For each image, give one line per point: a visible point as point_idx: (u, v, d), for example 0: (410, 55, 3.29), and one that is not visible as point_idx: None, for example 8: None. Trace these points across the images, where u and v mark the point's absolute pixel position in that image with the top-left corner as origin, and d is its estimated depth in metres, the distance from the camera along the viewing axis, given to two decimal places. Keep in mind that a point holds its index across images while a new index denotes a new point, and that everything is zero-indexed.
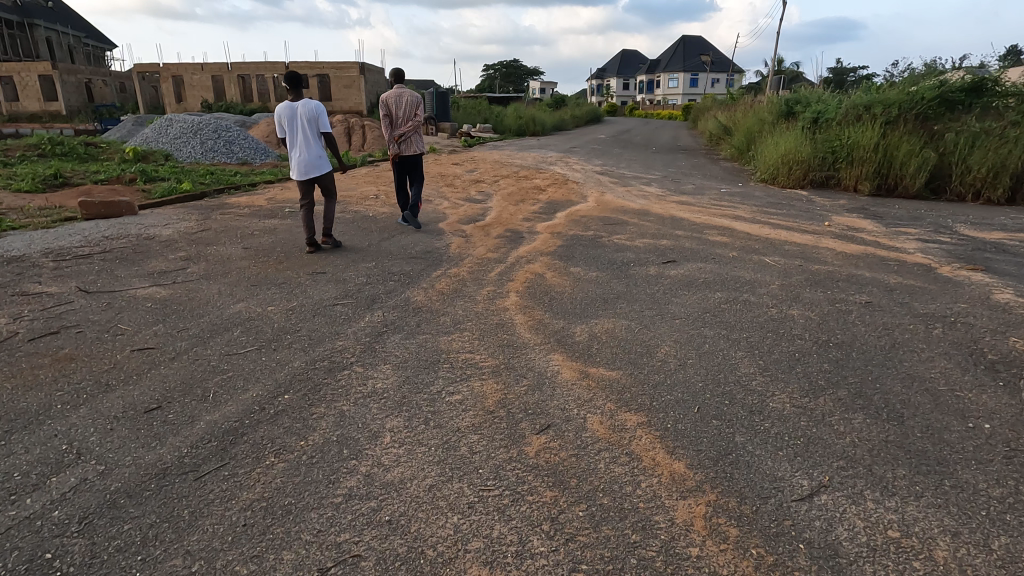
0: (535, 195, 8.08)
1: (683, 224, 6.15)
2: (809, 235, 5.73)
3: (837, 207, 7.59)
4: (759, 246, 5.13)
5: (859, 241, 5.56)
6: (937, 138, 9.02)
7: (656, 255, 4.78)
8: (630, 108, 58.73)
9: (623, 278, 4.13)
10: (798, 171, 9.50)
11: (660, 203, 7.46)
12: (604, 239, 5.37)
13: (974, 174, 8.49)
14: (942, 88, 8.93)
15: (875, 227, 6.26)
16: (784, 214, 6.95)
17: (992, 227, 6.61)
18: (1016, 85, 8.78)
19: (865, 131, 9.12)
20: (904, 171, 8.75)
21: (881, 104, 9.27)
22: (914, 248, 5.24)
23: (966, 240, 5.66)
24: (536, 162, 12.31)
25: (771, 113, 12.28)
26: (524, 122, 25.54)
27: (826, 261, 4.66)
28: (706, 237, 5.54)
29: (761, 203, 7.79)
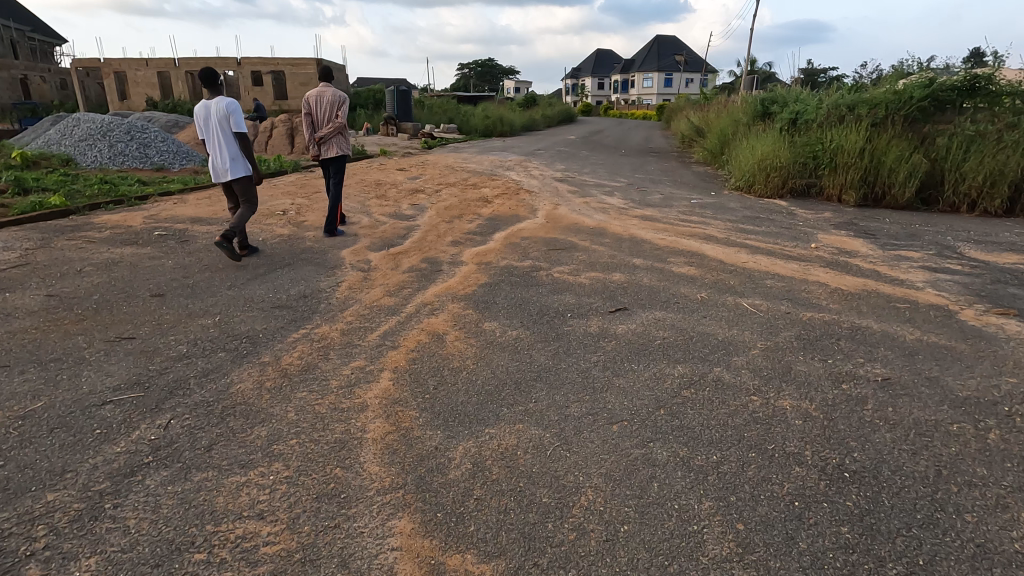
0: (478, 208, 6.97)
1: (644, 247, 5.09)
2: (794, 263, 4.73)
3: (822, 222, 6.66)
4: (734, 282, 4.09)
5: (853, 271, 4.58)
6: (926, 142, 8.17)
7: (604, 298, 3.70)
8: (604, 108, 58.06)
9: (553, 338, 3.03)
10: (776, 178, 8.53)
11: (620, 218, 6.42)
12: (543, 272, 4.29)
13: (969, 183, 7.66)
14: (931, 87, 8.07)
15: (869, 249, 5.31)
16: (762, 231, 5.96)
17: (999, 247, 5.75)
18: (1011, 84, 7.96)
19: (850, 135, 8.21)
20: (893, 179, 7.88)
21: (866, 103, 8.43)
22: (922, 281, 4.27)
23: (980, 268, 4.73)
24: (492, 168, 11.15)
25: (745, 114, 11.36)
26: (492, 122, 24.42)
27: (820, 305, 3.65)
28: (670, 266, 4.49)
29: (736, 216, 6.81)
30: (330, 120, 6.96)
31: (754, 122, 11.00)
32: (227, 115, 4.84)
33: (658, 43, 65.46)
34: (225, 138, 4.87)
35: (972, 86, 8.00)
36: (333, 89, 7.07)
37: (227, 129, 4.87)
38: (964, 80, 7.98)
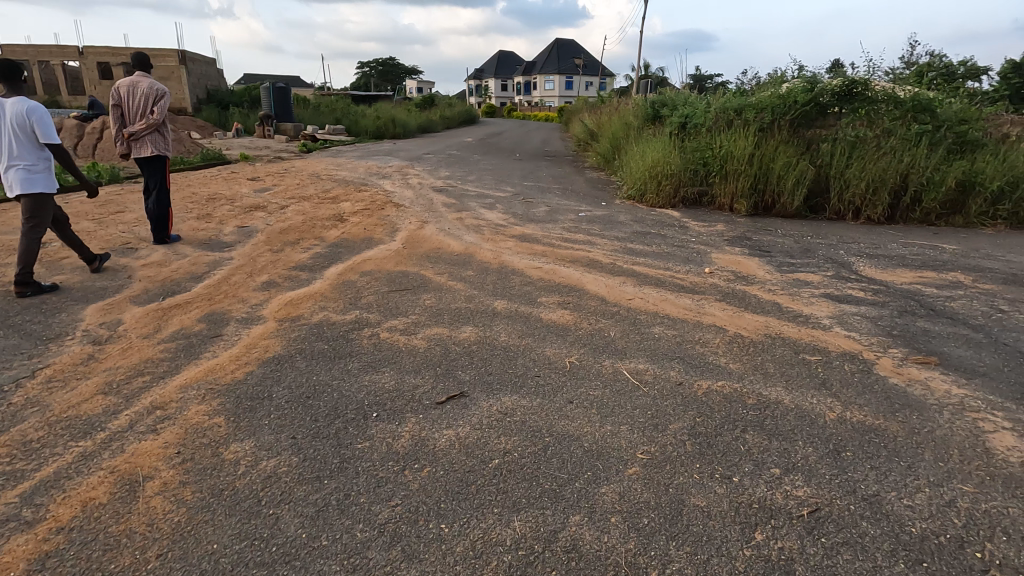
0: (324, 230, 5.71)
1: (514, 282, 4.13)
2: (686, 297, 3.97)
3: (715, 237, 6.11)
4: (613, 334, 3.22)
5: (753, 305, 3.89)
6: (811, 148, 7.98)
7: (438, 374, 2.65)
8: (508, 111, 57.83)
9: (332, 471, 1.92)
10: (668, 186, 7.97)
11: (495, 240, 5.47)
12: (369, 329, 3.18)
13: (853, 190, 7.49)
14: (813, 91, 7.87)
15: (766, 272, 4.72)
16: (653, 252, 5.24)
17: (890, 261, 5.42)
18: (885, 89, 7.94)
19: (738, 140, 7.83)
20: (782, 187, 7.56)
21: (753, 107, 8.12)
22: (827, 318, 3.65)
23: (882, 292, 4.23)
24: (365, 176, 9.84)
25: (636, 117, 10.91)
26: (383, 123, 22.87)
27: (717, 367, 2.84)
28: (539, 311, 3.55)
29: (626, 233, 6.09)
30: (145, 116, 5.38)
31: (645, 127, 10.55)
32: (28, 121, 3.63)
33: (558, 46, 66.34)
34: (26, 147, 3.65)
35: (850, 91, 7.91)
36: (151, 78, 5.53)
37: (30, 137, 3.67)
38: (842, 86, 7.86)
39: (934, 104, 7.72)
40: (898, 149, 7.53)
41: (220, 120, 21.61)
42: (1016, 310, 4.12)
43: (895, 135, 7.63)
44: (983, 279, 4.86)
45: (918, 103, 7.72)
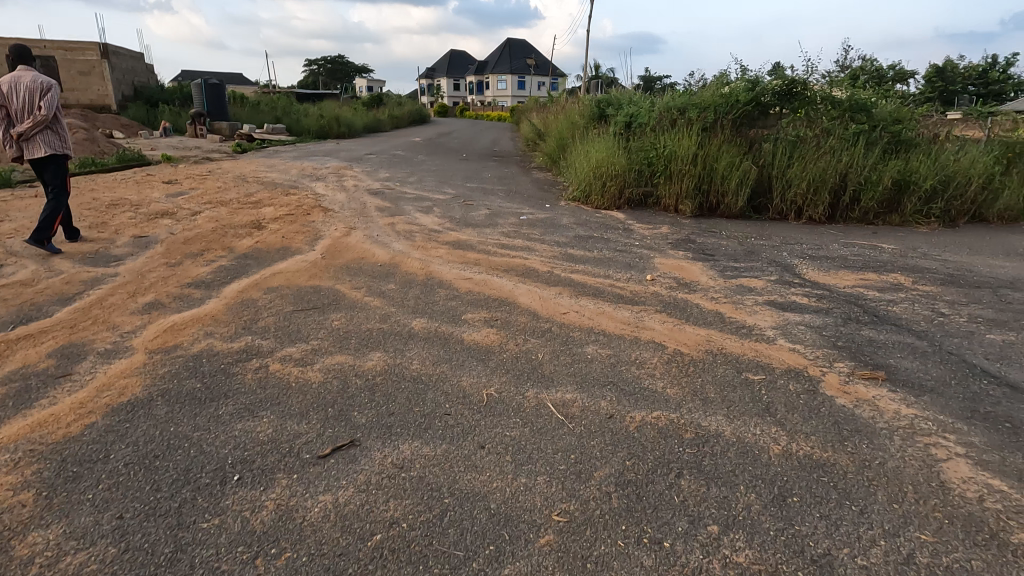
0: (236, 239, 5.16)
1: (438, 297, 3.74)
2: (625, 308, 3.69)
3: (659, 240, 5.90)
4: (541, 357, 2.88)
5: (694, 316, 3.63)
6: (753, 148, 7.93)
7: (329, 415, 2.23)
8: (460, 110, 57.25)
9: (160, 567, 1.50)
10: (612, 187, 7.74)
11: (426, 247, 5.06)
12: (260, 359, 2.73)
13: (795, 190, 7.46)
14: (754, 90, 7.82)
15: (709, 278, 4.51)
16: (594, 259, 4.96)
17: (832, 263, 5.33)
18: (823, 89, 7.97)
19: (682, 140, 7.69)
20: (726, 187, 7.47)
21: (696, 107, 8.00)
22: (771, 329, 3.43)
23: (825, 298, 4.07)
24: (297, 178, 9.24)
25: (582, 117, 10.70)
26: (327, 122, 21.99)
27: (653, 394, 2.54)
28: (461, 330, 3.17)
29: (568, 237, 5.79)
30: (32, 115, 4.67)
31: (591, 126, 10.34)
32: None
33: (509, 46, 66.15)
34: None
35: (790, 91, 7.89)
36: (34, 70, 4.80)
37: None
38: (782, 85, 7.84)
39: (869, 104, 7.80)
40: (837, 149, 7.57)
41: (148, 118, 20.25)
42: (956, 313, 4.03)
43: (834, 135, 7.67)
44: (922, 280, 4.81)
45: (854, 103, 7.79)
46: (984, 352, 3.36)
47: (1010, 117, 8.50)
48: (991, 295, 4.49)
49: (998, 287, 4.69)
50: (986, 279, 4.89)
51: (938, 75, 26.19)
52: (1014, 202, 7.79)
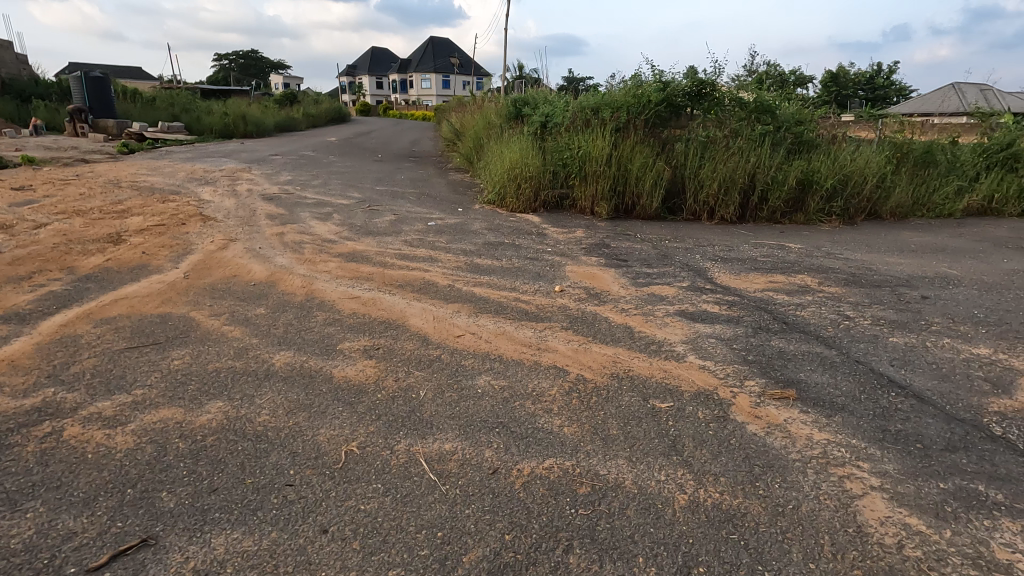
0: (82, 257, 4.38)
1: (314, 322, 3.23)
2: (528, 326, 3.34)
3: (573, 245, 5.65)
4: (422, 394, 2.46)
5: (602, 332, 3.35)
6: (666, 148, 7.90)
7: (125, 501, 1.71)
8: (384, 109, 55.66)
9: None
10: (527, 189, 7.45)
11: (314, 261, 4.51)
12: (57, 421, 2.14)
13: (707, 191, 7.48)
14: (666, 90, 7.79)
15: (620, 287, 4.28)
16: (501, 268, 4.60)
17: (742, 266, 5.28)
18: (731, 90, 8.08)
19: (596, 141, 7.53)
20: (641, 188, 7.37)
21: (608, 106, 7.87)
22: (681, 344, 3.20)
23: (736, 305, 3.93)
24: (182, 182, 8.29)
25: (498, 116, 10.38)
26: (232, 120, 20.44)
27: (548, 436, 2.18)
28: (331, 365, 2.70)
29: (476, 244, 5.41)
30: None
31: (507, 126, 10.04)
32: None
33: (432, 44, 65.11)
34: None
35: (699, 91, 7.95)
36: None
37: None
38: (692, 86, 7.86)
39: (772, 106, 7.96)
40: (745, 150, 7.68)
41: (17, 114, 17.94)
42: (860, 316, 4.01)
43: (742, 136, 7.79)
44: (827, 280, 4.83)
45: (760, 104, 7.95)
46: (888, 357, 3.29)
47: (897, 119, 9.00)
48: (891, 294, 4.54)
49: (896, 285, 4.77)
50: (885, 277, 4.98)
51: (832, 80, 28.17)
52: (904, 200, 8.23)
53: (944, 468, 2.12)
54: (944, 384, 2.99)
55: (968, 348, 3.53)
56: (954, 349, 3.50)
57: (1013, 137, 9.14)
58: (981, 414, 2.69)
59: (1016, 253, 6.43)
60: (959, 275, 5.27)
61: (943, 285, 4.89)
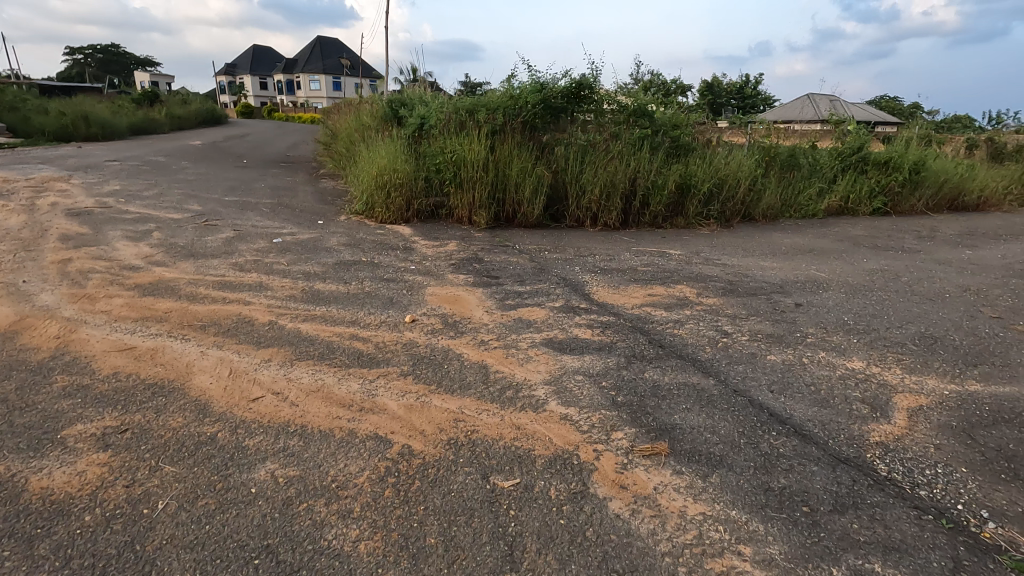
0: None
1: (42, 394, 2.32)
2: (355, 375, 2.65)
3: (441, 261, 5.04)
4: (159, 508, 1.70)
5: (449, 377, 2.73)
6: (546, 152, 7.54)
7: None
8: (268, 111, 51.99)
9: None
10: (398, 198, 6.73)
11: (96, 297, 3.52)
12: None
13: (589, 196, 7.21)
14: (543, 92, 7.44)
15: (486, 311, 3.72)
16: (345, 295, 3.86)
17: (621, 278, 4.96)
18: (609, 93, 7.91)
19: (471, 145, 6.98)
20: (521, 195, 6.96)
21: (484, 108, 7.36)
22: (542, 386, 2.68)
23: (610, 329, 3.50)
24: None
25: (373, 118, 9.56)
26: (71, 119, 17.66)
27: (334, 564, 1.54)
28: (33, 468, 1.85)
29: (325, 264, 4.62)
30: None
31: (382, 128, 9.25)
32: None
33: (318, 44, 61.92)
34: None
35: (579, 94, 7.68)
36: None
37: None
38: (571, 87, 7.57)
39: (649, 109, 7.99)
40: (624, 154, 7.54)
41: None
42: (738, 331, 3.76)
43: (621, 140, 7.69)
44: (705, 291, 4.61)
45: (638, 108, 7.89)
46: (767, 382, 2.99)
47: (764, 125, 9.34)
48: (766, 303, 4.38)
49: (770, 293, 4.65)
50: (761, 284, 4.86)
51: (708, 89, 30.08)
52: (774, 201, 8.49)
53: (834, 543, 1.75)
54: (823, 412, 2.71)
55: (843, 362, 3.35)
56: (829, 365, 3.29)
57: (863, 141, 9.80)
58: (863, 448, 2.42)
59: (873, 252, 6.74)
60: (827, 277, 5.30)
61: (814, 289, 4.85)
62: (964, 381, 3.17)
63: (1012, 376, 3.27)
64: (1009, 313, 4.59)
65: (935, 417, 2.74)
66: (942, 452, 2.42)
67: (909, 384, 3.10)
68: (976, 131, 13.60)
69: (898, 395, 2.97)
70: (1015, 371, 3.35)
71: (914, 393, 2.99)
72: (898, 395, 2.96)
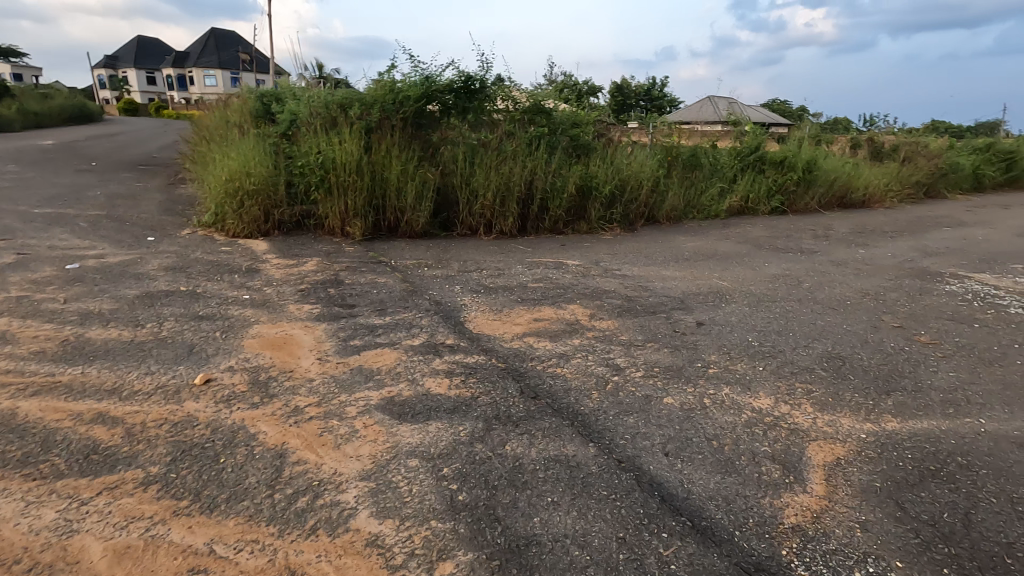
0: None
1: None
2: (58, 497, 1.75)
3: (289, 286, 4.12)
4: None
5: (219, 479, 1.88)
6: (432, 151, 6.74)
7: None
8: (155, 108, 47.34)
9: None
10: (253, 207, 5.69)
11: None
12: None
13: (481, 201, 6.51)
14: (427, 85, 6.64)
15: (319, 358, 2.87)
16: (125, 346, 2.87)
17: (507, 299, 4.27)
18: (502, 88, 7.26)
19: (343, 145, 6.05)
20: (403, 201, 6.14)
21: (358, 102, 6.45)
22: (357, 484, 1.90)
23: (475, 377, 2.77)
24: None
25: (239, 113, 8.33)
26: None
27: None
28: None
29: (122, 299, 3.56)
30: None
31: (249, 125, 8.06)
32: None
33: (212, 35, 57.33)
34: None
35: (469, 88, 7.05)
36: None
37: None
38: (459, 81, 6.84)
39: (546, 107, 7.46)
40: (519, 155, 6.91)
41: None
42: (632, 365, 3.16)
43: (516, 139, 7.06)
44: (599, 312, 4.01)
45: (534, 106, 7.31)
46: (660, 442, 2.39)
47: (665, 123, 9.07)
48: (665, 324, 3.84)
49: (670, 310, 4.14)
50: (661, 300, 4.36)
51: (618, 90, 30.56)
52: (677, 203, 8.21)
53: None
54: (727, 483, 2.13)
55: (749, 401, 2.83)
56: (733, 408, 2.75)
57: (759, 140, 9.83)
58: (777, 541, 1.84)
59: (773, 255, 6.54)
60: (731, 287, 4.90)
61: (716, 303, 4.41)
62: (880, 417, 2.73)
63: (925, 405, 2.89)
64: (908, 319, 4.37)
65: (856, 475, 2.24)
66: (870, 535, 1.90)
67: (822, 427, 2.61)
68: (858, 132, 14.33)
69: (812, 444, 2.46)
70: (928, 398, 2.98)
71: (829, 440, 2.50)
72: (812, 445, 2.46)
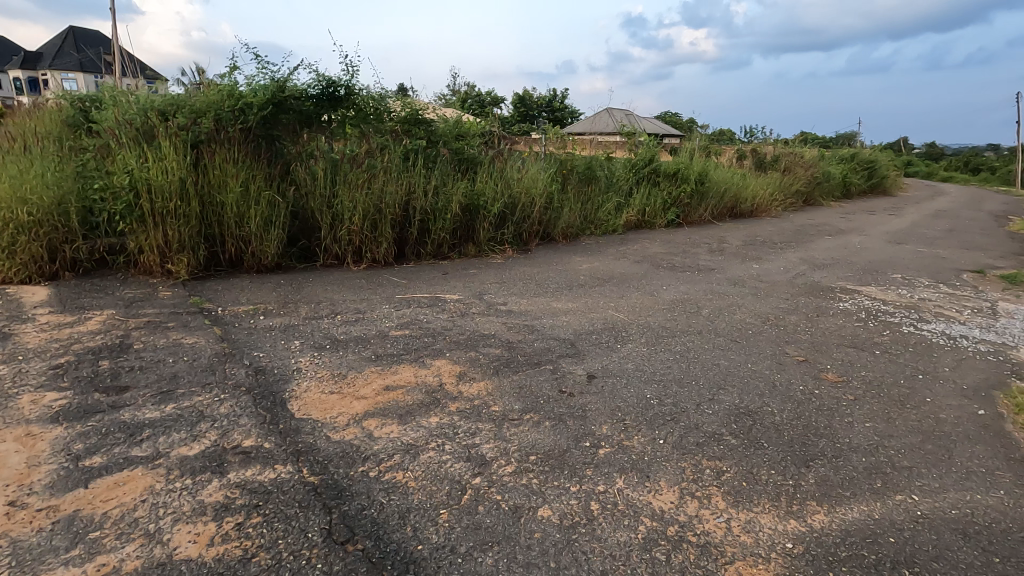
0: None
1: None
2: None
3: (39, 360, 2.97)
4: None
5: None
6: (285, 168, 5.70)
7: None
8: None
9: None
10: (31, 243, 4.37)
11: None
12: None
13: (347, 225, 5.57)
14: (275, 90, 5.59)
15: (9, 503, 1.84)
16: None
17: (357, 357, 3.38)
18: (371, 95, 6.35)
19: (161, 161, 4.86)
20: (246, 229, 5.07)
21: (185, 107, 5.25)
22: None
23: (262, 513, 1.87)
24: None
25: (43, 119, 6.75)
26: None
27: None
28: None
29: None
30: None
31: (55, 134, 6.52)
32: None
33: (70, 35, 51.09)
34: None
35: (331, 95, 6.08)
36: None
37: None
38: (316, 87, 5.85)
39: (424, 117, 6.66)
40: (393, 171, 6.04)
41: None
42: (502, 455, 2.40)
43: (388, 153, 6.17)
44: (471, 370, 3.24)
45: (410, 116, 6.48)
46: None
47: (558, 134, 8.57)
48: (550, 382, 3.13)
49: (557, 360, 3.45)
50: (548, 346, 3.67)
51: (520, 102, 30.57)
52: (572, 220, 7.72)
53: None
54: None
55: (647, 501, 2.16)
56: (629, 517, 2.06)
57: (653, 152, 9.64)
58: None
59: (671, 274, 6.16)
60: (628, 321, 4.33)
61: (611, 344, 3.79)
62: (804, 508, 2.16)
63: (851, 480, 2.38)
64: (812, 351, 3.99)
65: None
66: None
67: (739, 537, 1.98)
68: (743, 143, 14.87)
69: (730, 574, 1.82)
70: (852, 467, 2.49)
71: (749, 561, 1.87)
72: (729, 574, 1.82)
